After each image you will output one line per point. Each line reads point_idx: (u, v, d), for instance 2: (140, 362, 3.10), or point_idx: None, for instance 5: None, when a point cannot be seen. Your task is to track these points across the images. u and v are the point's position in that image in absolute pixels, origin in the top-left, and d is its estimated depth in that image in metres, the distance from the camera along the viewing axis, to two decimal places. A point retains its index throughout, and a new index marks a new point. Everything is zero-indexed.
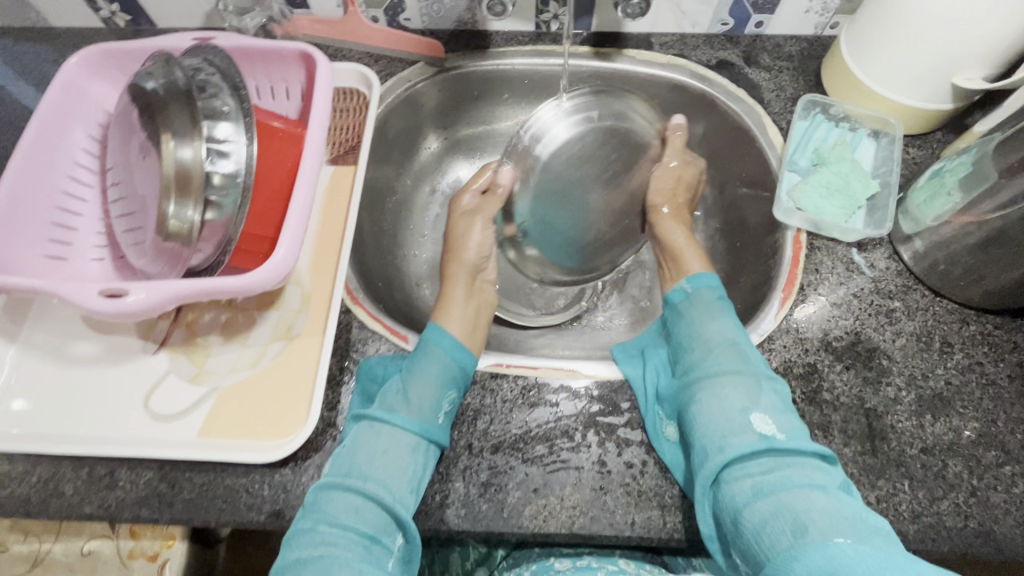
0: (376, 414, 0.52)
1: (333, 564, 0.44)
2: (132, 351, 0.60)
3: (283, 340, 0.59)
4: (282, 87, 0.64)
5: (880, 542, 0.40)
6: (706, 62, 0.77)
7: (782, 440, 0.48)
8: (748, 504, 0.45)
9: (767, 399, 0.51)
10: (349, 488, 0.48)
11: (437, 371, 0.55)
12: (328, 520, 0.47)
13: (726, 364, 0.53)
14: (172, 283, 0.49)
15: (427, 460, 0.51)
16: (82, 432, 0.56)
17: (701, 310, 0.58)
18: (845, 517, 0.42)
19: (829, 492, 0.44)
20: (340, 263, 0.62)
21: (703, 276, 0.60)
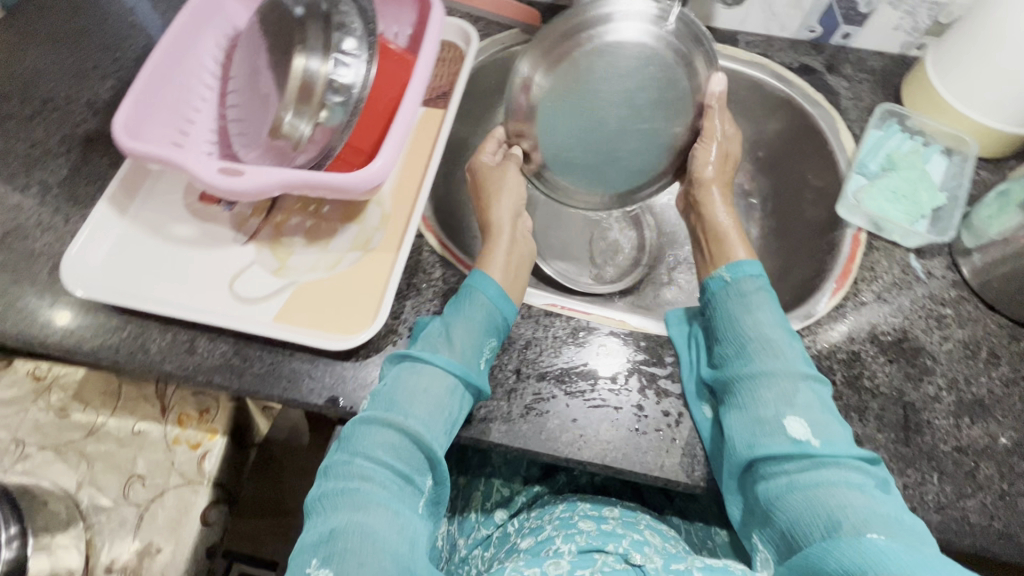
0: (412, 359, 0.55)
1: (370, 499, 0.48)
2: (223, 240, 0.65)
3: (360, 252, 0.64)
4: (394, 29, 0.70)
5: (915, 540, 0.42)
6: (790, 64, 0.79)
7: (817, 446, 0.49)
8: (782, 498, 0.48)
9: (806, 398, 0.51)
10: (385, 428, 0.51)
11: (476, 322, 0.56)
12: (364, 455, 0.50)
13: (759, 360, 0.53)
14: (282, 170, 0.54)
15: (461, 405, 0.54)
16: (170, 299, 0.61)
17: (747, 298, 0.57)
18: (881, 514, 0.44)
19: (865, 488, 0.47)
20: (421, 192, 0.67)
21: (744, 266, 0.60)
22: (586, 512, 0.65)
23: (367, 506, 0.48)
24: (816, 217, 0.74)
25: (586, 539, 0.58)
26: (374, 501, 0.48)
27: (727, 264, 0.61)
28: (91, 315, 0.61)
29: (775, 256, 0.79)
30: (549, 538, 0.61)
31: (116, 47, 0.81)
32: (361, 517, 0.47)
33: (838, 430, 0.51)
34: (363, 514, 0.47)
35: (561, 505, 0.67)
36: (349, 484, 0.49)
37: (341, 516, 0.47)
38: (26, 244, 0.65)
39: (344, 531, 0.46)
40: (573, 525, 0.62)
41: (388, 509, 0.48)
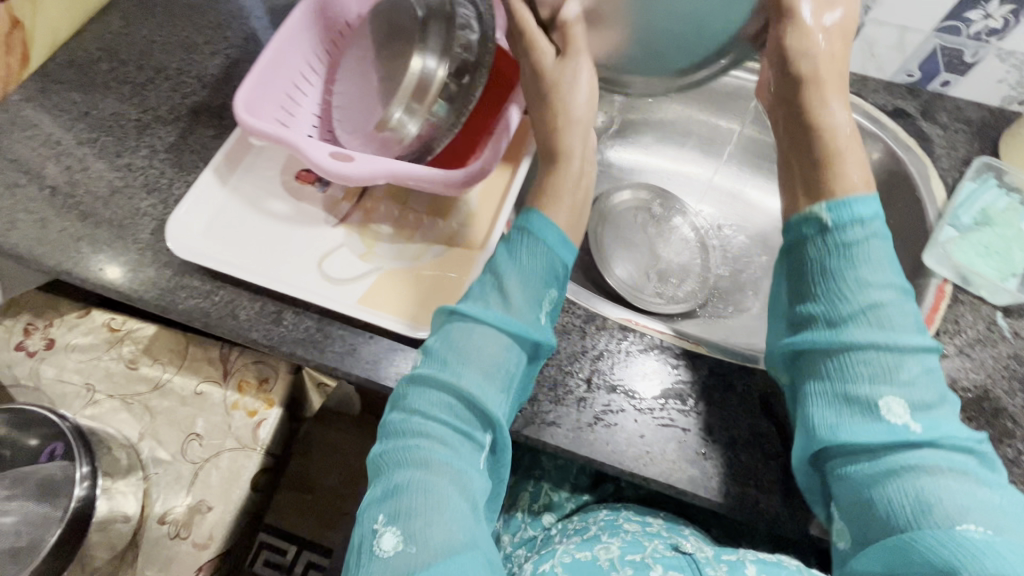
0: (464, 316, 0.53)
1: (432, 456, 0.48)
2: (315, 220, 0.68)
3: (444, 245, 0.66)
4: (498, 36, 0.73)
5: (1013, 529, 0.42)
6: (883, 106, 0.79)
7: (919, 430, 0.47)
8: (866, 475, 0.47)
9: (911, 374, 0.49)
10: (443, 385, 0.51)
11: (534, 271, 0.55)
12: (423, 414, 0.50)
13: (860, 326, 0.51)
14: (390, 162, 0.57)
15: (519, 361, 0.53)
16: (263, 269, 0.64)
17: (856, 253, 0.53)
18: (981, 501, 0.43)
19: (966, 470, 0.45)
20: (509, 195, 0.68)
21: (855, 203, 0.54)
22: (630, 516, 0.65)
23: (430, 465, 0.47)
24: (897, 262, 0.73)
25: (633, 536, 0.59)
26: (436, 460, 0.48)
27: (831, 202, 0.55)
28: (187, 276, 0.64)
29: None
30: (594, 534, 0.61)
31: (227, 26, 0.85)
32: (425, 475, 0.47)
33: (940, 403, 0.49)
34: (427, 474, 0.47)
35: (604, 510, 0.68)
36: (409, 444, 0.49)
37: (404, 474, 0.47)
38: (133, 202, 0.69)
39: (408, 489, 0.46)
40: (617, 526, 0.62)
41: (450, 467, 0.48)
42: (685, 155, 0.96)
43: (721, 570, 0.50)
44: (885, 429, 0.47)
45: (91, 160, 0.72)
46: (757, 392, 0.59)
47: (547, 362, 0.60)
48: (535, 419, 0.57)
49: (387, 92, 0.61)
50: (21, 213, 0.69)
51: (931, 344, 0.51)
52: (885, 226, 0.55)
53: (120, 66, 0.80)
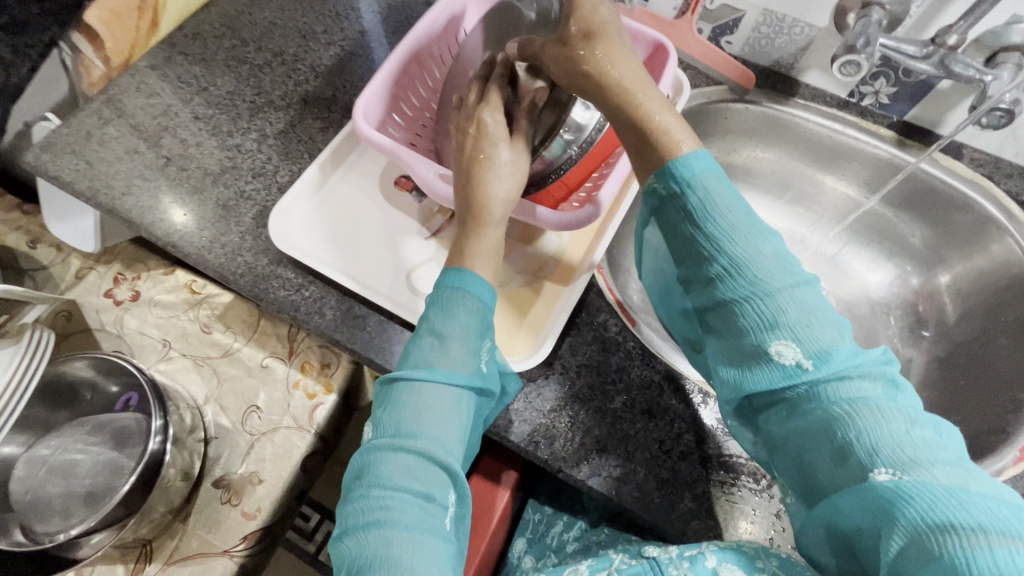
0: (408, 373, 0.49)
1: (392, 529, 0.43)
2: (409, 229, 0.68)
3: (531, 277, 0.66)
4: None
5: (930, 463, 0.37)
6: (1014, 194, 0.73)
7: (811, 371, 0.42)
8: (786, 433, 0.43)
9: (795, 308, 0.43)
10: (397, 451, 0.46)
11: (473, 318, 0.51)
12: (380, 484, 0.45)
13: (738, 277, 0.45)
14: None
15: (469, 412, 0.49)
16: (355, 272, 0.65)
17: (707, 201, 0.46)
18: (901, 433, 0.38)
19: (875, 401, 0.40)
20: (605, 234, 0.68)
21: (691, 158, 0.47)
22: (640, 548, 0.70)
23: (391, 537, 0.43)
24: (1005, 367, 0.68)
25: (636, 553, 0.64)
26: (396, 531, 0.43)
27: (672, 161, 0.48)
28: (282, 266, 0.66)
29: None
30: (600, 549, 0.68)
31: (345, 16, 0.86)
32: (387, 550, 0.42)
33: (828, 330, 0.43)
34: (390, 548, 0.42)
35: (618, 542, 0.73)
36: (366, 519, 0.44)
37: (366, 552, 0.43)
38: (239, 184, 0.72)
39: (375, 569, 0.42)
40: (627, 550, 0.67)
41: (413, 535, 0.43)
42: (778, 208, 0.90)
43: (682, 569, 0.43)
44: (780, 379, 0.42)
45: (204, 136, 0.75)
46: None
47: (620, 415, 0.59)
48: (602, 471, 0.57)
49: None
50: (137, 179, 0.72)
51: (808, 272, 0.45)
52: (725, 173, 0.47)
53: (240, 45, 0.83)
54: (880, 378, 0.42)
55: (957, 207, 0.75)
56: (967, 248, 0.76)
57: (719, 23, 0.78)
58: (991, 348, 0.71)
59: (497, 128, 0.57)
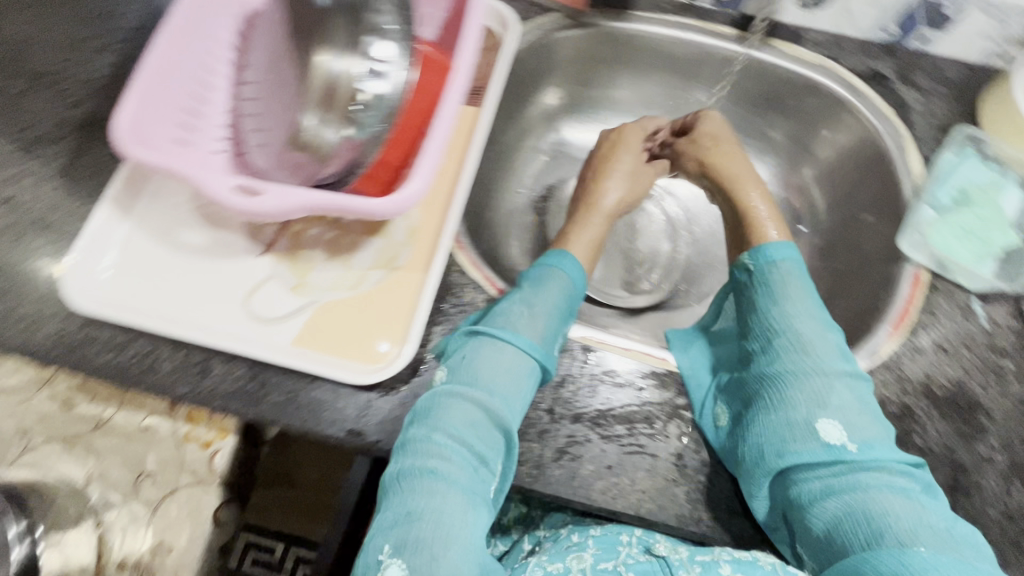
0: (491, 334, 0.56)
1: (445, 483, 0.49)
2: (236, 249, 0.59)
3: (385, 269, 0.59)
4: (425, 12, 0.62)
5: (971, 557, 0.43)
6: (858, 70, 0.71)
7: (854, 452, 0.48)
8: (818, 497, 0.47)
9: (841, 394, 0.51)
10: (466, 400, 0.52)
11: (559, 294, 0.60)
12: (445, 434, 0.50)
13: (790, 361, 0.53)
14: (304, 193, 0.49)
15: (534, 392, 0.55)
16: (182, 314, 0.57)
17: (782, 284, 0.57)
18: (931, 526, 0.45)
19: (915, 496, 0.46)
20: (454, 206, 0.61)
21: (780, 246, 0.60)
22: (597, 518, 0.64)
23: (442, 490, 0.48)
24: (874, 243, 0.69)
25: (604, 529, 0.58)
26: (448, 488, 0.48)
27: (759, 248, 0.61)
28: (95, 326, 0.57)
29: (820, 280, 0.75)
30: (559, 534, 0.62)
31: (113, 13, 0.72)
32: (437, 502, 0.48)
33: (874, 424, 0.50)
34: (439, 500, 0.48)
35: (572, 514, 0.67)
36: (422, 467, 0.49)
37: (418, 498, 0.48)
38: (23, 243, 0.60)
39: (421, 518, 0.47)
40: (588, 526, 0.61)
41: (461, 496, 0.48)
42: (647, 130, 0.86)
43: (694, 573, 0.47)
44: (822, 452, 0.48)
45: None
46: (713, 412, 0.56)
47: None
48: None
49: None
50: None
51: (861, 374, 0.53)
52: (802, 267, 0.59)
53: None
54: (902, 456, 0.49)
55: (809, 94, 0.74)
56: (826, 134, 0.76)
57: None
58: (859, 228, 0.72)
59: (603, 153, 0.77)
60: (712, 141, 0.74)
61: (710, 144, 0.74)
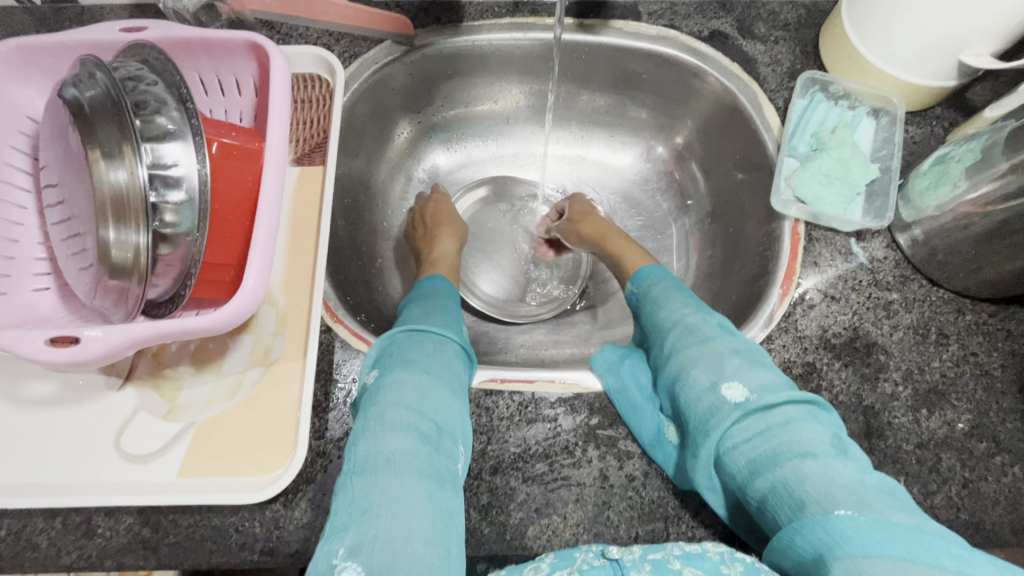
0: (413, 329, 0.54)
1: (400, 467, 0.44)
2: (93, 390, 0.54)
3: (261, 367, 0.55)
4: (232, 80, 0.57)
5: (884, 508, 0.40)
6: (698, 33, 0.70)
7: (756, 401, 0.47)
8: (745, 472, 0.45)
9: (732, 362, 0.50)
10: (404, 378, 0.49)
11: (449, 300, 0.61)
12: (394, 410, 0.46)
13: (685, 348, 0.53)
14: (130, 326, 0.45)
15: (463, 366, 0.54)
16: (48, 478, 0.52)
17: (660, 294, 0.60)
18: (844, 484, 0.41)
19: (823, 454, 0.43)
20: (318, 280, 0.57)
21: (651, 269, 0.63)
22: None
23: (401, 474, 0.43)
24: (753, 202, 0.69)
25: None
26: (406, 469, 0.44)
27: (633, 277, 0.65)
28: None
29: (715, 245, 0.75)
30: None
31: None
32: (393, 492, 0.42)
33: (771, 379, 0.49)
34: (397, 488, 0.43)
35: None
36: (376, 454, 0.44)
37: (377, 490, 0.43)
38: None
39: (378, 512, 0.41)
40: None
41: (422, 476, 0.44)
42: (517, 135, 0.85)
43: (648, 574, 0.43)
44: (738, 416, 0.46)
45: None
46: (627, 425, 0.55)
47: None
48: None
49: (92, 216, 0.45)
50: None
51: (748, 341, 0.53)
52: (675, 277, 0.63)
53: None
54: (806, 409, 0.47)
55: (659, 67, 0.73)
56: (686, 101, 0.75)
57: None
58: (737, 189, 0.72)
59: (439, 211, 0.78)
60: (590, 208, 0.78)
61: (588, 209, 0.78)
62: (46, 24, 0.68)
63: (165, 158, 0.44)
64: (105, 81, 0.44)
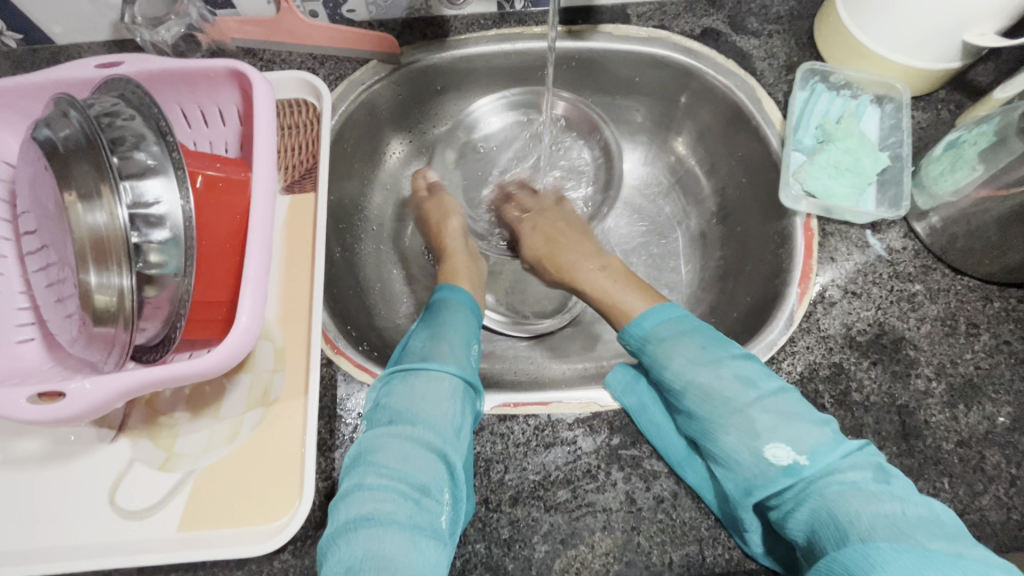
0: (409, 365, 0.52)
1: (383, 527, 0.43)
2: (84, 445, 0.51)
3: (261, 408, 0.52)
4: (215, 111, 0.55)
5: (922, 536, 0.38)
6: (689, 32, 0.69)
7: (807, 465, 0.44)
8: (790, 515, 0.44)
9: (763, 420, 0.46)
10: (391, 437, 0.47)
11: (465, 322, 0.59)
12: (374, 472, 0.45)
13: (701, 408, 0.48)
14: (118, 375, 0.42)
15: (465, 402, 0.50)
16: (41, 543, 0.48)
17: (662, 349, 0.52)
18: (887, 516, 0.40)
19: (867, 487, 0.42)
20: (314, 312, 0.55)
21: (642, 318, 0.55)
22: None
23: (384, 532, 0.42)
24: (761, 200, 0.66)
25: None
26: (389, 527, 0.43)
27: (642, 313, 0.56)
28: None
29: (724, 246, 0.72)
30: None
31: None
32: (378, 549, 0.41)
33: (806, 429, 0.45)
34: (380, 545, 0.42)
35: None
36: (356, 514, 0.43)
37: (357, 550, 0.42)
38: None
39: (362, 571, 0.40)
40: None
41: (406, 534, 0.42)
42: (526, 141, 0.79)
43: None
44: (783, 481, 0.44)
45: None
46: (651, 446, 0.52)
47: None
48: None
49: (72, 258, 0.43)
50: None
51: (772, 384, 0.48)
52: (686, 316, 0.55)
53: None
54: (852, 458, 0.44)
55: (652, 69, 0.71)
56: (682, 100, 0.73)
57: None
58: (744, 189, 0.70)
59: (453, 205, 0.72)
60: (547, 239, 0.68)
61: (546, 243, 0.68)
62: (22, 65, 0.66)
63: (146, 195, 0.42)
64: (79, 120, 0.41)
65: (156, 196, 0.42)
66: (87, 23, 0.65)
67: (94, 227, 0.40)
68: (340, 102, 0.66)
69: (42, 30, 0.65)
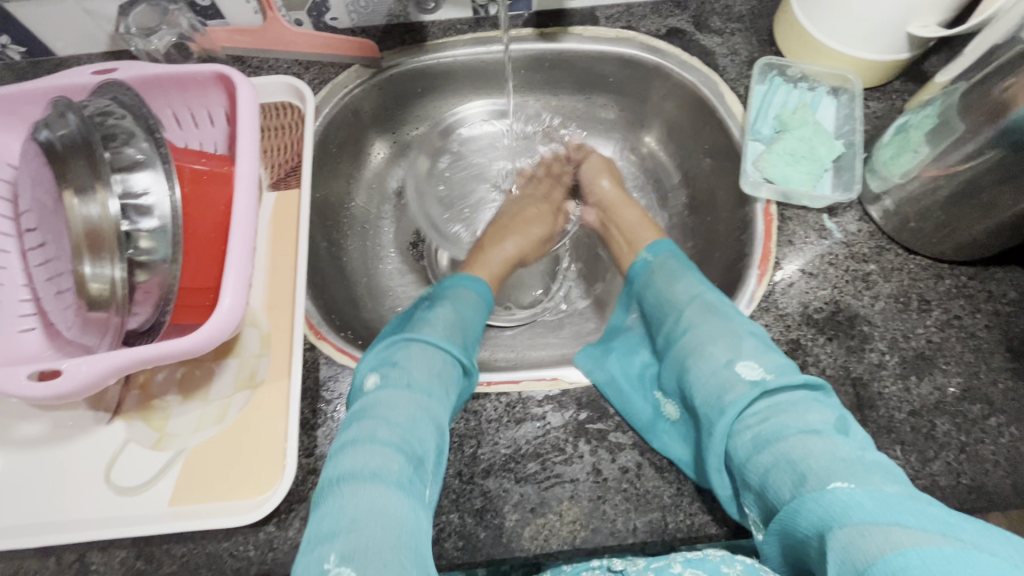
0: (430, 339, 0.55)
1: (385, 483, 0.44)
2: (81, 427, 0.54)
3: (247, 390, 0.56)
4: (204, 113, 0.59)
5: (878, 480, 0.39)
6: (656, 31, 0.72)
7: (773, 380, 0.47)
8: (750, 457, 0.45)
9: (748, 340, 0.50)
10: (407, 400, 0.50)
11: (475, 317, 0.63)
12: (387, 427, 0.47)
13: (695, 323, 0.53)
14: (111, 353, 0.45)
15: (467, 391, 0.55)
16: (41, 518, 0.51)
17: (665, 271, 0.60)
18: (844, 459, 0.41)
19: (827, 433, 0.43)
20: (297, 300, 0.58)
21: (660, 243, 0.64)
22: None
23: (385, 491, 0.43)
24: (726, 190, 0.70)
25: None
26: (391, 486, 0.44)
27: (648, 246, 0.65)
28: None
29: (695, 236, 0.75)
30: None
31: None
32: (379, 506, 0.42)
33: (779, 366, 0.48)
34: (382, 503, 0.43)
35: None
36: (363, 466, 0.44)
37: (359, 503, 0.42)
38: None
39: (360, 523, 0.41)
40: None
41: (404, 495, 0.44)
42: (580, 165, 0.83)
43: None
44: (753, 393, 0.46)
45: None
46: (616, 421, 0.55)
47: None
48: None
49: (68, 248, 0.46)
50: None
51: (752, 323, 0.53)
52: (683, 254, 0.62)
53: None
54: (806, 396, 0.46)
55: (622, 68, 0.75)
56: (653, 95, 0.76)
57: (308, 6, 0.68)
58: (711, 180, 0.73)
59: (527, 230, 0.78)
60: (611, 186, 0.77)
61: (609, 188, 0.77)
62: (25, 76, 0.70)
63: (135, 186, 0.45)
64: (75, 120, 0.45)
65: (145, 189, 0.45)
66: (85, 35, 0.69)
67: (88, 218, 0.43)
68: (324, 105, 0.70)
69: (44, 43, 0.69)
